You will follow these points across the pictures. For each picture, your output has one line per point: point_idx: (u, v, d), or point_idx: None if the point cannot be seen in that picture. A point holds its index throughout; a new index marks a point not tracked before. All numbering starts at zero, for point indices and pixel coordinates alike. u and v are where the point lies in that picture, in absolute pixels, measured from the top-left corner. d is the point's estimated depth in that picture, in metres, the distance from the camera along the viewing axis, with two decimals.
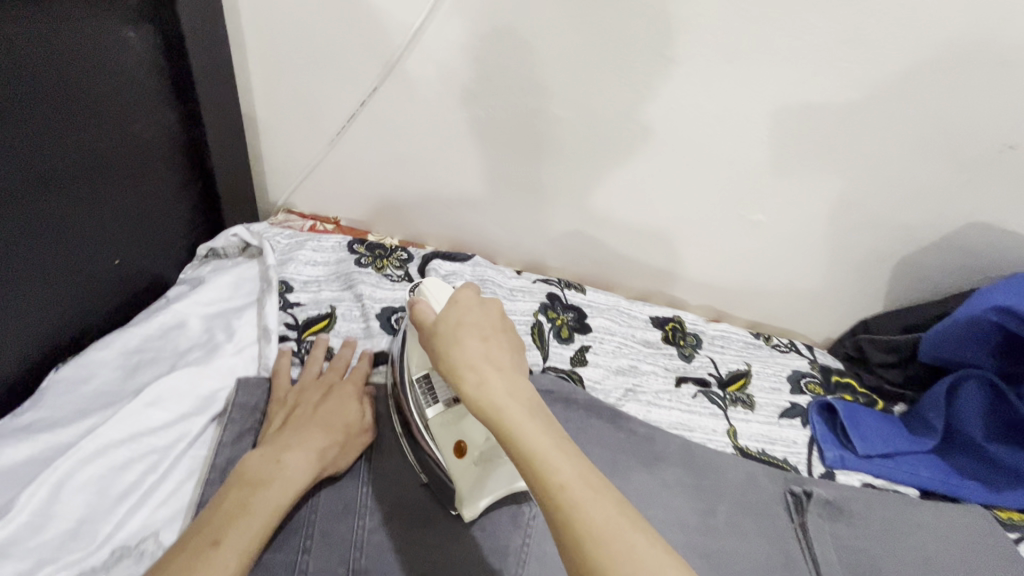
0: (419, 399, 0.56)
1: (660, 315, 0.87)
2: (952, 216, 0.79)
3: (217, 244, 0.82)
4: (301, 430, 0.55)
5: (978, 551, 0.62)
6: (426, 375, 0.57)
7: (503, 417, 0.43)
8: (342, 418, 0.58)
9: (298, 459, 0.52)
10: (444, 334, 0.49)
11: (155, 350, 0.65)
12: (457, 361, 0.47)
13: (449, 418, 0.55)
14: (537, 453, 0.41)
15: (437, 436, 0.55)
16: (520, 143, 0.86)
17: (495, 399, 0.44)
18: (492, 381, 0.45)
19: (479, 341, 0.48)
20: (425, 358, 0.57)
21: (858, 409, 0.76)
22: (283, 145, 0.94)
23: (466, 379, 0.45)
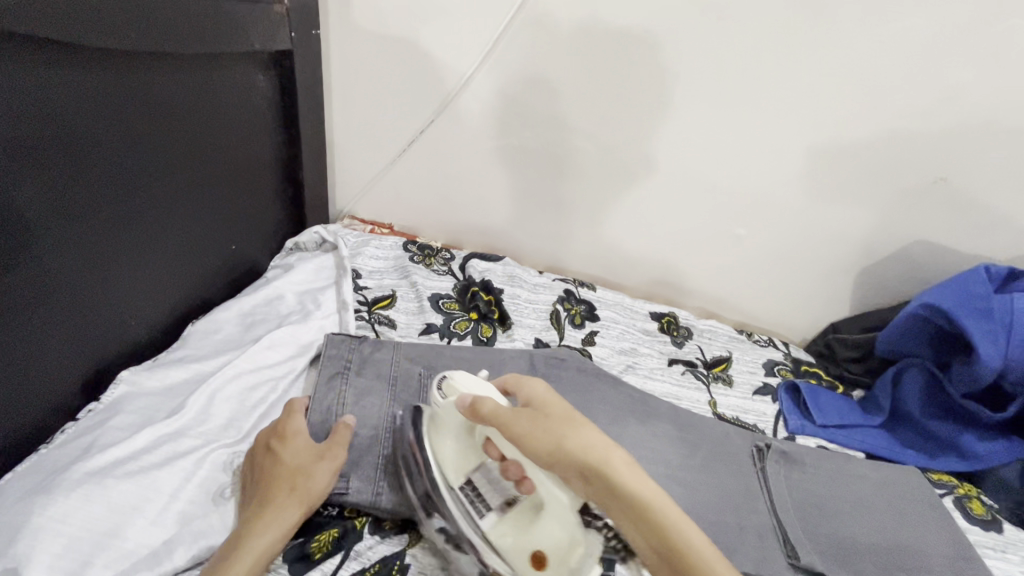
0: (468, 510, 0.57)
1: (658, 310, 1.05)
2: (900, 234, 0.97)
3: (301, 240, 1.03)
4: (262, 493, 0.56)
5: (907, 495, 0.77)
6: (466, 482, 0.58)
7: (656, 506, 0.47)
8: (287, 464, 0.57)
9: (258, 527, 0.53)
10: (564, 425, 0.52)
11: (262, 315, 0.85)
12: (595, 452, 0.49)
13: (508, 526, 0.55)
14: (693, 541, 0.46)
15: (498, 548, 0.55)
16: (546, 166, 1.06)
17: (644, 490, 0.48)
18: (636, 472, 0.49)
19: (591, 430, 0.52)
20: (463, 462, 0.59)
21: (819, 388, 0.93)
22: (353, 163, 1.15)
23: (615, 472, 0.48)
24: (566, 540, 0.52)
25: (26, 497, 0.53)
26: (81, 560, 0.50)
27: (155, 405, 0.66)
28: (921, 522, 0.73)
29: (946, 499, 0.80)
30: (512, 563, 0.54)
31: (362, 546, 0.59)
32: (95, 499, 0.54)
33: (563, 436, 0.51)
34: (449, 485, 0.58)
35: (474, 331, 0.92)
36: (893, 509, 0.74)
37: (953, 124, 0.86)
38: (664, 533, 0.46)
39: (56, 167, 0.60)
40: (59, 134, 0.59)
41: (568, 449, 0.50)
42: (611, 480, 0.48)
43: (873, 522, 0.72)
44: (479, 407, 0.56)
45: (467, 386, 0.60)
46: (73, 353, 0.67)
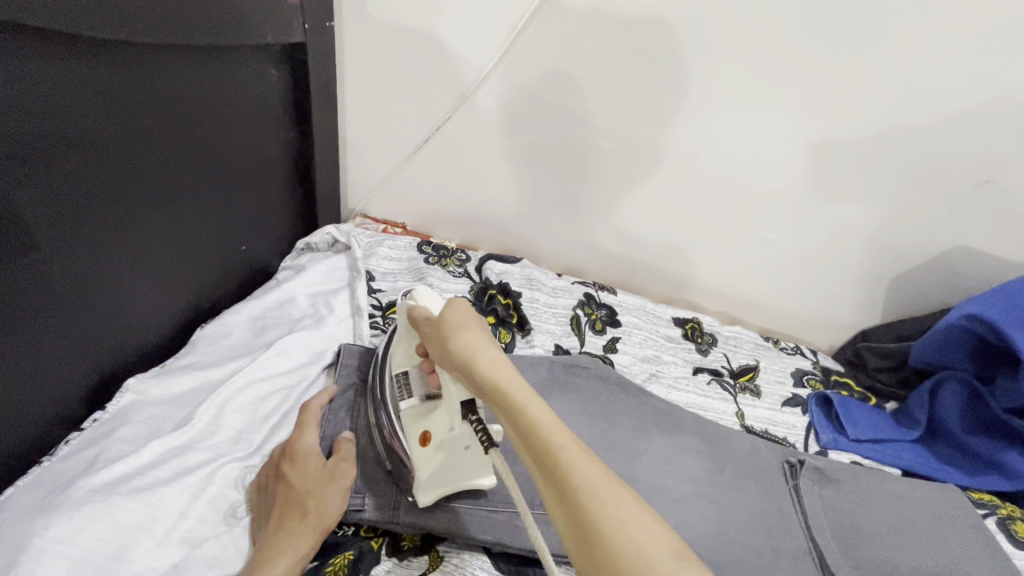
0: (395, 392, 0.58)
1: (681, 316, 1.01)
2: (940, 240, 0.92)
3: (312, 240, 0.99)
4: (275, 517, 0.53)
5: (949, 516, 0.73)
6: (404, 371, 0.58)
7: (511, 392, 0.45)
8: (299, 488, 0.54)
9: (272, 556, 0.50)
10: (456, 323, 0.52)
11: (274, 318, 0.82)
12: (466, 342, 0.50)
13: (416, 409, 0.56)
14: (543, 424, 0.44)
15: (403, 425, 0.57)
16: (567, 165, 1.02)
17: (505, 381, 0.47)
18: (502, 365, 0.48)
19: (478, 329, 0.52)
20: (406, 355, 0.59)
21: (852, 401, 0.88)
22: (366, 160, 1.12)
23: (482, 362, 0.48)
24: (456, 430, 0.54)
25: (28, 515, 0.50)
26: None
27: (163, 416, 0.63)
28: (965, 546, 0.69)
29: (989, 520, 0.76)
30: (408, 435, 0.56)
31: (379, 569, 0.56)
32: (100, 518, 0.51)
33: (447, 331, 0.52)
34: (392, 369, 0.60)
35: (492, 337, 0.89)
36: (934, 531, 0.70)
37: (1003, 125, 0.82)
38: (515, 420, 0.44)
39: (57, 167, 0.57)
40: (60, 132, 0.56)
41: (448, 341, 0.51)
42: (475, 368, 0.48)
43: (914, 545, 0.68)
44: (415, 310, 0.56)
45: (427, 297, 0.59)
46: (79, 359, 0.65)
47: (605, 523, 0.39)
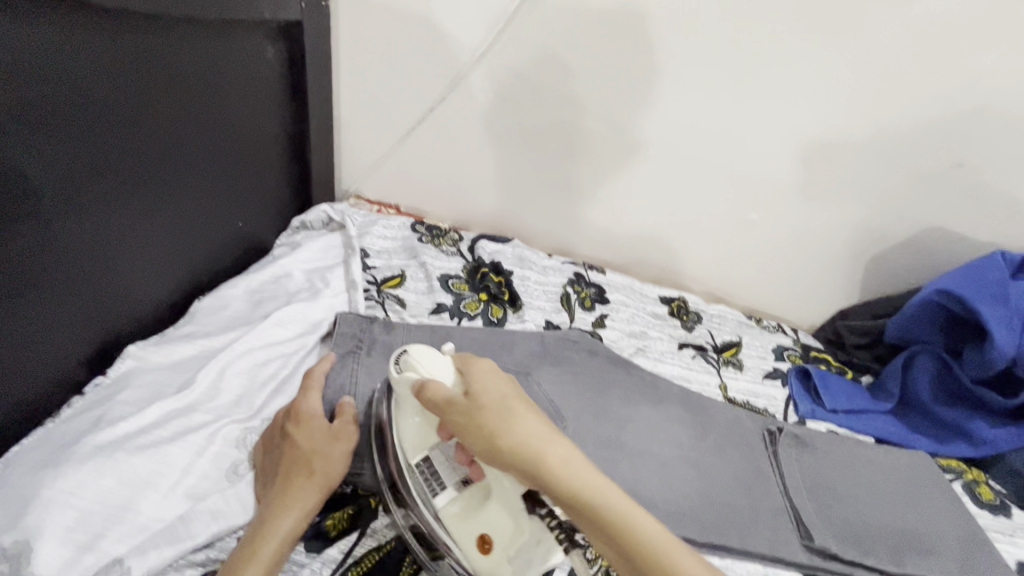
0: (423, 489, 0.53)
1: (667, 294, 1.04)
2: (915, 221, 0.96)
3: (307, 219, 1.01)
4: (281, 475, 0.54)
5: (916, 479, 0.77)
6: (424, 462, 0.54)
7: (598, 501, 0.46)
8: (305, 447, 0.55)
9: (281, 509, 0.52)
10: (499, 412, 0.50)
11: (271, 291, 0.83)
12: (528, 442, 0.48)
13: (460, 506, 0.52)
14: (635, 522, 0.46)
15: (449, 530, 0.52)
16: (558, 146, 1.04)
17: (585, 487, 0.47)
18: (572, 461, 0.48)
19: (530, 416, 0.50)
20: (421, 437, 0.55)
21: (829, 374, 0.92)
22: (359, 141, 1.13)
23: (554, 464, 0.47)
24: (517, 528, 0.50)
25: (35, 469, 0.51)
26: (93, 533, 0.49)
27: (164, 380, 0.65)
28: (931, 506, 0.73)
29: (955, 484, 0.80)
30: (460, 544, 0.51)
31: (378, 523, 0.58)
32: (106, 472, 0.52)
33: (496, 427, 0.49)
34: (405, 463, 0.55)
35: (484, 312, 0.91)
36: (903, 492, 0.74)
37: (975, 110, 0.86)
38: (611, 530, 0.46)
39: (60, 131, 0.58)
40: (63, 97, 0.57)
41: (505, 442, 0.48)
42: (551, 476, 0.47)
43: (883, 505, 0.72)
44: (422, 392, 0.52)
45: (423, 362, 0.54)
46: (78, 325, 0.66)
47: None
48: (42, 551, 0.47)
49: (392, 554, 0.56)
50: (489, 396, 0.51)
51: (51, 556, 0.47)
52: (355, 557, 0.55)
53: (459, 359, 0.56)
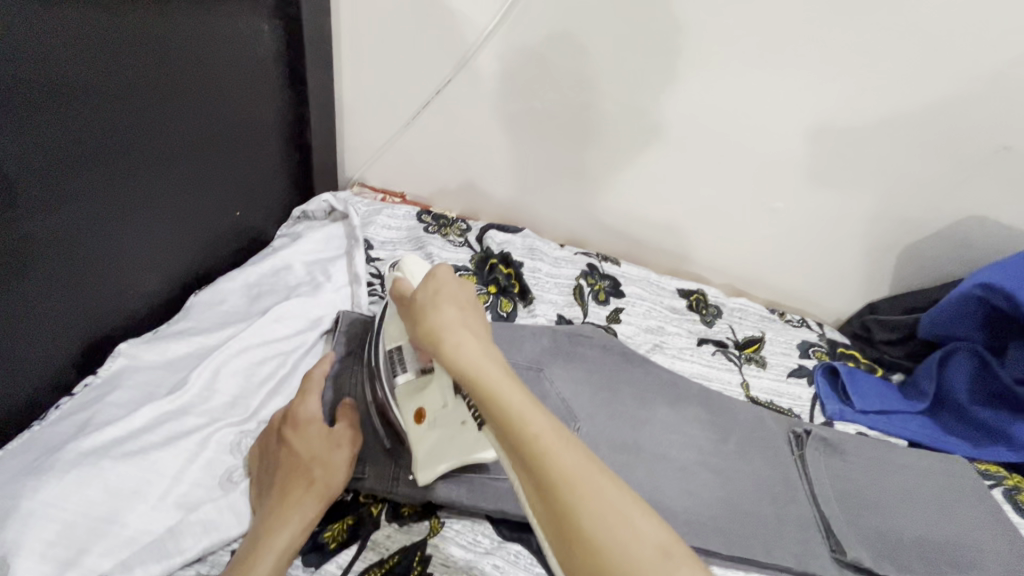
0: (388, 372, 0.56)
1: (685, 287, 0.99)
2: (954, 209, 0.90)
3: (309, 208, 0.97)
4: (278, 485, 0.51)
5: (954, 486, 0.72)
6: (394, 350, 0.57)
7: (485, 386, 0.42)
8: (303, 454, 0.52)
9: (279, 522, 0.48)
10: (436, 300, 0.49)
11: (270, 285, 0.79)
12: (443, 326, 0.46)
13: (411, 385, 0.55)
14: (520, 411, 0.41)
15: (399, 402, 0.55)
16: (570, 131, 0.99)
17: (483, 372, 0.43)
18: (469, 344, 0.45)
19: (456, 310, 0.48)
20: (398, 331, 0.58)
21: (858, 372, 0.87)
22: (363, 126, 1.08)
23: (459, 344, 0.45)
24: (448, 404, 0.51)
25: (16, 478, 0.48)
26: (76, 547, 0.46)
27: (157, 381, 0.62)
28: (971, 515, 0.68)
29: (995, 490, 0.75)
30: (402, 411, 0.54)
31: (379, 536, 0.53)
32: (91, 480, 0.49)
33: (425, 310, 0.49)
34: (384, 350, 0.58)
35: (493, 306, 0.87)
36: (940, 500, 0.70)
37: None
38: (498, 420, 0.41)
39: (36, 116, 0.54)
40: (38, 79, 0.53)
41: (424, 321, 0.48)
42: (452, 356, 0.45)
43: (919, 514, 0.68)
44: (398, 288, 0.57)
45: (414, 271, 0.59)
46: (65, 323, 0.62)
47: (584, 513, 0.37)
48: (21, 567, 0.44)
49: (393, 569, 0.51)
50: (435, 287, 0.51)
51: (31, 572, 0.44)
52: (353, 573, 0.50)
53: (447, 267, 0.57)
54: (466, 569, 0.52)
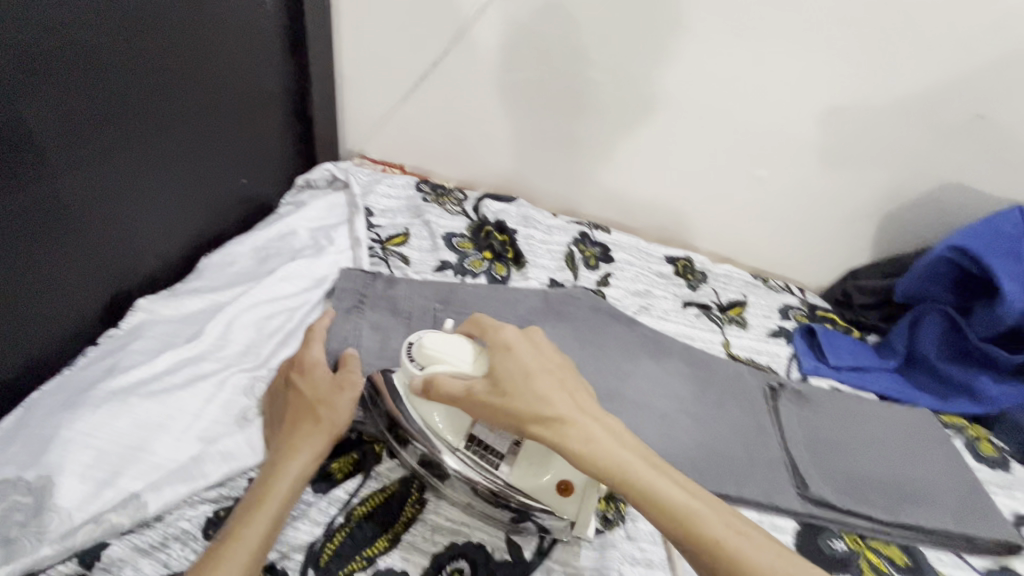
0: (481, 462, 0.53)
1: (673, 254, 1.03)
2: (931, 176, 0.93)
3: (312, 177, 1.01)
4: (289, 422, 0.56)
5: (918, 433, 0.77)
6: (471, 440, 0.53)
7: (643, 482, 0.46)
8: (313, 397, 0.56)
9: (290, 453, 0.53)
10: (541, 389, 0.49)
11: (277, 248, 0.84)
12: (567, 415, 0.48)
13: (524, 466, 0.52)
14: (681, 503, 0.45)
15: (527, 491, 0.52)
16: (564, 103, 1.02)
17: (625, 462, 0.47)
18: (604, 439, 0.48)
19: (565, 396, 0.49)
20: (456, 423, 0.54)
21: (834, 332, 0.92)
22: (362, 99, 1.12)
23: (590, 433, 0.48)
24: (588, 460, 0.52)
25: (54, 412, 0.53)
26: (109, 471, 0.51)
27: (175, 331, 0.66)
28: (932, 459, 0.74)
29: (957, 439, 0.80)
30: (541, 497, 0.52)
31: (381, 467, 0.59)
32: (121, 414, 0.54)
33: (533, 402, 0.48)
34: (450, 449, 0.54)
35: (488, 270, 0.91)
36: (904, 445, 0.75)
37: (1001, 56, 0.82)
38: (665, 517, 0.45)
39: (59, 80, 0.57)
40: (59, 44, 0.56)
41: (537, 417, 0.48)
42: (591, 452, 0.47)
43: (883, 458, 0.73)
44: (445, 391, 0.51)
45: (437, 349, 0.54)
46: (88, 278, 0.67)
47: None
48: (63, 486, 0.49)
49: (395, 494, 0.57)
50: (520, 374, 0.50)
51: (72, 490, 0.49)
52: (360, 497, 0.56)
53: (470, 330, 0.56)
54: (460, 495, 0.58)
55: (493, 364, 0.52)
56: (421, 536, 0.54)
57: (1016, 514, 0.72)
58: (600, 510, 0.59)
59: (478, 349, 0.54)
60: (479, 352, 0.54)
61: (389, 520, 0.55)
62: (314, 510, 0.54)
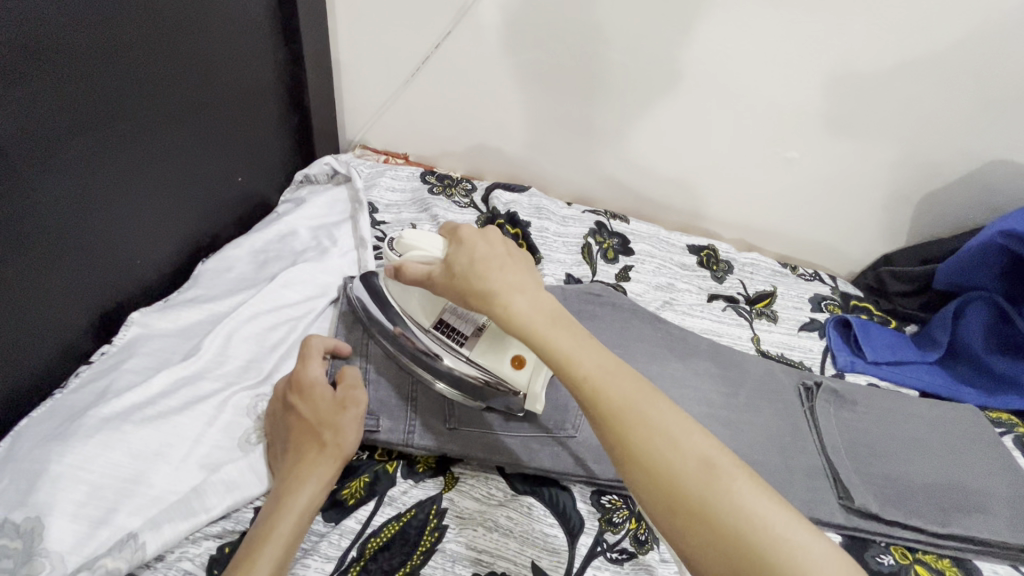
0: (448, 343, 0.56)
1: (696, 243, 0.98)
2: (978, 153, 0.86)
3: (312, 172, 0.96)
4: (293, 449, 0.52)
5: (967, 435, 0.72)
6: (438, 323, 0.57)
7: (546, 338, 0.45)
8: (315, 419, 0.52)
9: (296, 483, 0.49)
10: (478, 269, 0.48)
11: (276, 251, 0.79)
12: (499, 289, 0.46)
13: (485, 342, 0.56)
14: (571, 355, 0.44)
15: (486, 365, 0.55)
16: (577, 84, 0.95)
17: (538, 326, 0.45)
18: (519, 293, 0.47)
19: (499, 266, 0.48)
20: (427, 307, 0.58)
21: (870, 324, 0.86)
22: (362, 86, 1.05)
23: (509, 301, 0.46)
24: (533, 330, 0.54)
25: (43, 444, 0.50)
26: (105, 508, 0.47)
27: (171, 347, 0.62)
28: (984, 463, 0.69)
29: (1006, 438, 0.74)
30: (496, 367, 0.55)
31: (396, 491, 0.55)
32: (114, 445, 0.50)
33: (470, 277, 0.48)
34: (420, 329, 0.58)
35: None
36: (952, 449, 0.70)
37: None
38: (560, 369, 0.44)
39: (31, 83, 0.52)
40: (22, 40, 0.51)
41: (472, 292, 0.48)
42: (507, 316, 0.46)
43: (931, 464, 0.68)
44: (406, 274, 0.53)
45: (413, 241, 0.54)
46: (76, 292, 0.63)
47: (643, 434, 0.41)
48: (55, 527, 0.45)
49: (412, 522, 0.52)
50: (468, 255, 0.50)
51: (65, 532, 0.46)
52: (374, 526, 0.52)
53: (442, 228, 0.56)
54: (481, 520, 0.53)
55: (451, 248, 0.52)
56: (441, 569, 0.49)
57: None
58: (631, 531, 0.55)
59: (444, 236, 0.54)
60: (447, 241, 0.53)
61: (406, 550, 0.50)
62: (324, 544, 0.50)
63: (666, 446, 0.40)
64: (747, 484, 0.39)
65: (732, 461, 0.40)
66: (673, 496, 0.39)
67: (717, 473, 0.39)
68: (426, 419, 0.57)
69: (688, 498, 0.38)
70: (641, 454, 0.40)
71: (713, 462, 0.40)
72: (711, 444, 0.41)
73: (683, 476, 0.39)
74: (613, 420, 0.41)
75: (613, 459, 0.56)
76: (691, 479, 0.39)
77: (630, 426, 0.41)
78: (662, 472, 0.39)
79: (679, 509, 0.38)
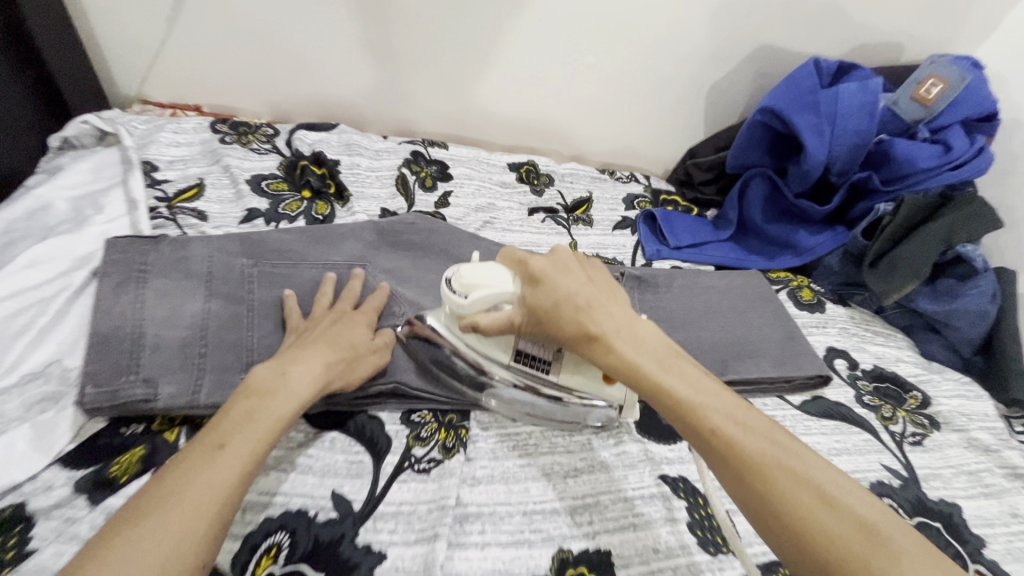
0: (533, 372, 0.57)
1: (516, 161, 0.99)
2: (747, 39, 0.92)
3: (69, 134, 0.82)
4: (325, 344, 0.54)
5: (748, 294, 0.82)
6: (519, 355, 0.56)
7: (653, 380, 0.46)
8: (352, 338, 0.57)
9: (309, 369, 0.51)
10: (569, 309, 0.50)
11: (24, 230, 0.68)
12: (603, 332, 0.48)
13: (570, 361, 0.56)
14: (694, 402, 0.44)
15: (576, 386, 0.57)
16: (365, 5, 0.88)
17: (641, 361, 0.47)
18: (622, 330, 0.49)
19: (596, 301, 0.50)
20: (503, 342, 0.57)
21: (674, 214, 0.93)
22: (119, 28, 0.90)
23: (612, 342, 0.48)
24: None
25: None
26: None
27: None
28: (758, 315, 0.79)
29: (782, 292, 0.85)
30: (589, 388, 0.56)
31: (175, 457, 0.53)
32: None
33: (562, 317, 0.50)
34: (502, 365, 0.57)
35: (307, 211, 0.81)
36: (734, 308, 0.79)
37: None
38: (676, 408, 0.44)
39: None
40: None
41: (577, 335, 0.49)
42: (609, 354, 0.48)
43: (715, 325, 0.77)
44: (483, 324, 0.53)
45: (473, 279, 0.54)
46: None
47: (780, 481, 0.40)
48: None
49: None
50: (550, 296, 0.51)
51: None
52: None
53: (505, 259, 0.55)
54: (277, 464, 0.52)
55: (526, 286, 0.53)
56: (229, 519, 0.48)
57: (829, 348, 0.78)
58: (439, 441, 0.58)
59: (516, 271, 0.54)
60: (516, 275, 0.54)
61: None
62: (81, 523, 0.47)
63: (819, 507, 0.38)
64: (888, 534, 0.37)
65: (896, 529, 0.38)
66: (814, 547, 0.37)
67: (885, 545, 0.36)
68: (217, 374, 0.57)
69: (842, 558, 0.36)
70: (772, 502, 0.39)
71: (876, 527, 0.38)
72: (866, 504, 0.39)
73: (839, 541, 0.37)
74: (739, 462, 0.41)
75: (420, 368, 0.61)
76: (846, 540, 0.37)
77: (759, 470, 0.40)
78: (797, 520, 0.38)
79: (812, 555, 0.37)
